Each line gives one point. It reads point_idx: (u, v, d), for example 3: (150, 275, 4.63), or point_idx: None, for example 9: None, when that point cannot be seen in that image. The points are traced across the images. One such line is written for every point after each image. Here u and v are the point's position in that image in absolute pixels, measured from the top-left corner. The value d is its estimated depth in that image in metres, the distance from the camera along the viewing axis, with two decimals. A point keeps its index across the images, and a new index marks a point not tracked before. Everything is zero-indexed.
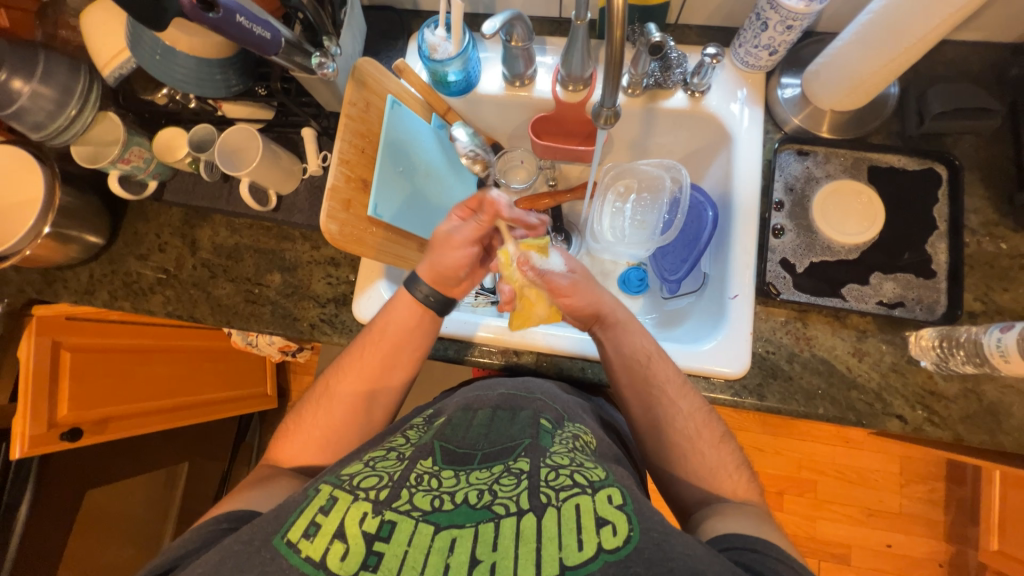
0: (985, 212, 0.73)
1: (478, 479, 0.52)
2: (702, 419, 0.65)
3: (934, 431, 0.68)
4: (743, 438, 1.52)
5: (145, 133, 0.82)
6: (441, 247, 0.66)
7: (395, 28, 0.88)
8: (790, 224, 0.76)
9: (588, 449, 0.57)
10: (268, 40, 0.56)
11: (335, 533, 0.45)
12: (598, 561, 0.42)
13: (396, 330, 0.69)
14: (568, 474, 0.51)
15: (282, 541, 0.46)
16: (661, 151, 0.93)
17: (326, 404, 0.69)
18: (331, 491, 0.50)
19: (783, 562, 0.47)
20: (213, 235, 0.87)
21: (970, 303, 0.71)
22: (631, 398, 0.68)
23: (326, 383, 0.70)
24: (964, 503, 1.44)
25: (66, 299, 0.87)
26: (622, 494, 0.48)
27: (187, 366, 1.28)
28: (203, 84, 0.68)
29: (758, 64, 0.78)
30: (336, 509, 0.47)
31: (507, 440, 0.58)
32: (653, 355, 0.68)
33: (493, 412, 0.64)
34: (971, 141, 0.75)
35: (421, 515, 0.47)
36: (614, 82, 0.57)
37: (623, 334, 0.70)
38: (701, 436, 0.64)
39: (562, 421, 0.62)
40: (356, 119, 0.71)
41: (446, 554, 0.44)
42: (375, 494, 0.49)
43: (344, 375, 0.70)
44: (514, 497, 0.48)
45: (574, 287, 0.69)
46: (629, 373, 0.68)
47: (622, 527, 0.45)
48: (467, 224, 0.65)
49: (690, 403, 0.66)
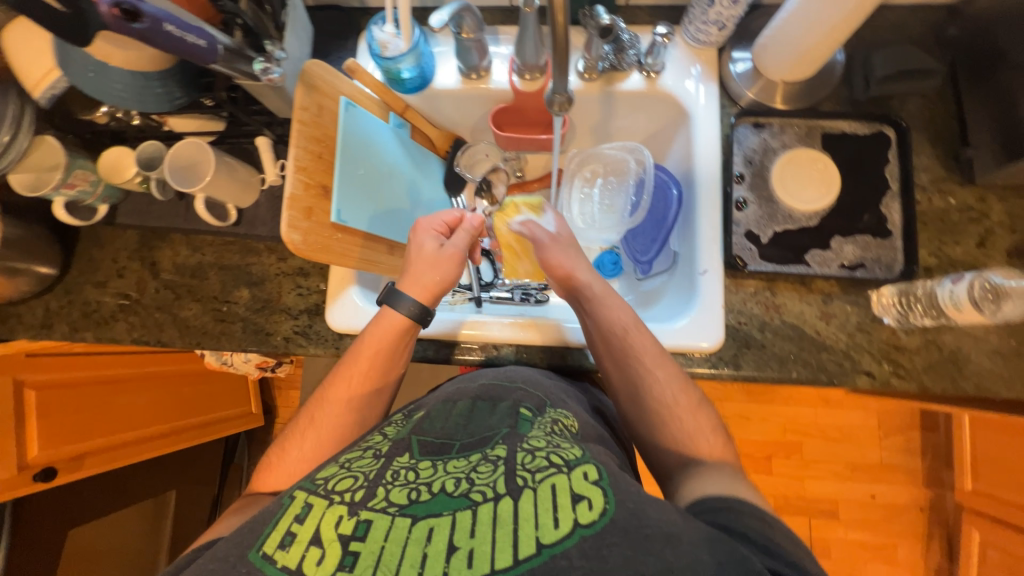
0: (933, 170, 0.76)
1: (455, 468, 0.51)
2: (679, 386, 0.66)
3: (901, 383, 0.71)
4: (728, 409, 1.56)
5: (89, 156, 0.79)
6: (432, 263, 0.72)
7: (343, 28, 0.85)
8: (753, 196, 0.77)
9: (566, 430, 0.58)
10: (205, 47, 0.54)
11: (312, 539, 0.45)
12: (575, 537, 0.43)
13: (379, 350, 0.69)
14: (544, 455, 0.51)
15: (259, 555, 0.45)
16: (624, 134, 0.93)
17: (314, 437, 0.66)
18: (306, 498, 0.49)
19: (755, 516, 0.49)
20: (174, 255, 0.84)
21: (925, 258, 0.74)
22: (609, 365, 0.70)
23: (312, 417, 0.67)
24: (938, 448, 1.51)
25: (22, 335, 0.83)
26: (597, 469, 0.49)
27: (163, 391, 1.24)
28: (144, 99, 0.65)
29: (709, 40, 0.79)
30: (311, 516, 0.47)
31: (485, 429, 0.58)
32: (629, 328, 0.70)
33: (471, 403, 0.63)
34: (916, 102, 0.78)
35: (398, 510, 0.47)
36: (563, 67, 0.56)
37: (601, 308, 0.72)
38: (679, 403, 0.65)
39: (543, 407, 0.63)
40: (309, 124, 0.70)
41: (423, 544, 0.44)
42: (351, 497, 0.48)
43: (329, 406, 0.67)
44: (490, 484, 0.48)
45: (548, 243, 0.77)
46: (606, 344, 0.70)
47: (598, 501, 0.46)
48: (459, 238, 0.75)
49: (667, 372, 0.67)
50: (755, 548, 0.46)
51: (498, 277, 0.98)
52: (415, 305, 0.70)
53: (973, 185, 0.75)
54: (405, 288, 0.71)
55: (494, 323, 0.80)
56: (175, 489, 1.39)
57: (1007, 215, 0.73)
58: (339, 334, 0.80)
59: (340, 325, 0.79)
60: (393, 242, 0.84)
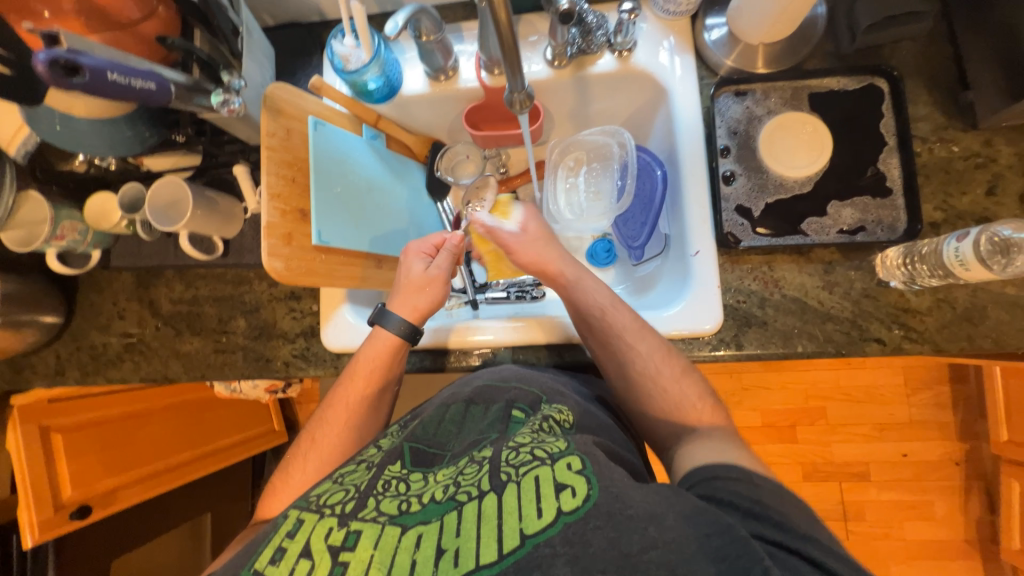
0: (933, 118, 0.71)
1: (444, 476, 0.52)
2: (663, 357, 0.66)
3: (914, 346, 0.68)
4: (746, 379, 1.54)
5: (75, 204, 0.80)
6: (417, 286, 0.74)
7: (305, 45, 0.84)
8: (741, 168, 0.74)
9: (556, 426, 0.57)
10: (155, 90, 0.53)
11: (301, 552, 0.46)
12: (558, 526, 0.43)
13: (376, 369, 0.72)
14: (528, 450, 0.51)
15: (251, 574, 0.46)
16: (603, 117, 0.90)
17: (316, 457, 0.67)
18: (297, 514, 0.49)
19: (744, 481, 0.49)
20: (170, 292, 0.85)
21: (930, 213, 0.70)
22: (595, 347, 0.71)
23: (314, 439, 0.69)
24: (970, 400, 1.47)
25: (38, 384, 0.86)
26: (581, 459, 0.48)
27: (185, 420, 1.27)
28: (116, 145, 0.66)
29: (679, 10, 0.75)
30: (301, 531, 0.47)
31: (475, 435, 0.59)
32: (606, 308, 0.71)
33: (464, 409, 0.64)
34: (909, 48, 0.73)
35: (388, 518, 0.48)
36: (514, 67, 0.55)
37: (578, 292, 0.73)
38: (663, 374, 0.66)
39: (537, 405, 0.62)
40: (279, 149, 0.69)
41: (412, 550, 0.45)
42: (341, 508, 0.49)
43: (329, 427, 0.70)
44: (475, 483, 0.49)
45: (517, 245, 0.77)
46: (588, 327, 0.72)
47: (580, 488, 0.45)
48: (438, 257, 0.76)
49: (649, 344, 0.67)
50: (742, 517, 0.46)
51: (492, 277, 0.97)
52: (402, 324, 0.72)
53: (978, 130, 0.70)
54: (394, 310, 0.74)
55: (488, 327, 0.79)
56: (211, 511, 1.44)
57: (1017, 157, 0.69)
58: (336, 354, 0.81)
59: (337, 345, 0.80)
60: (379, 256, 0.83)
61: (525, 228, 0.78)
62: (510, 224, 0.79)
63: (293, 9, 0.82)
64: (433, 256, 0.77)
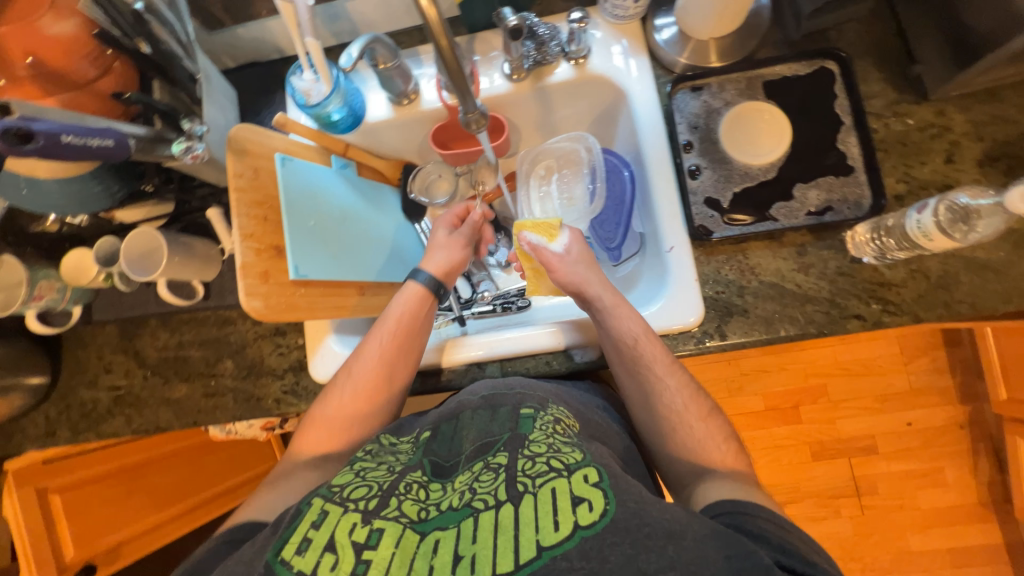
0: (885, 94, 0.73)
1: (461, 483, 0.55)
2: (690, 394, 0.66)
3: (894, 319, 0.69)
4: (744, 365, 1.55)
5: (52, 263, 0.80)
6: (445, 247, 0.83)
7: (267, 84, 0.86)
8: (705, 161, 0.75)
9: (569, 429, 0.60)
10: (113, 146, 0.54)
11: (327, 546, 0.48)
12: (575, 539, 0.45)
13: (410, 321, 0.76)
14: (544, 460, 0.53)
15: (277, 559, 0.48)
16: (569, 123, 0.91)
17: (351, 389, 0.71)
18: (323, 505, 0.52)
19: (770, 520, 0.49)
20: (155, 341, 0.85)
21: (893, 186, 0.71)
22: (623, 376, 0.69)
23: (350, 371, 0.73)
24: (967, 362, 1.48)
25: (30, 447, 0.85)
26: (598, 471, 0.51)
27: (189, 466, 1.26)
28: (85, 202, 0.66)
29: (628, 14, 0.77)
30: (326, 523, 0.50)
31: (486, 435, 0.61)
32: (640, 338, 0.68)
33: (474, 412, 0.66)
34: (853, 28, 0.75)
35: (409, 521, 0.51)
36: (460, 87, 0.58)
37: (611, 318, 0.71)
38: (689, 411, 0.65)
39: (544, 404, 0.65)
40: (248, 189, 0.69)
41: (430, 556, 0.47)
42: (365, 505, 0.52)
43: (365, 360, 0.73)
44: (491, 492, 0.51)
45: (558, 265, 0.77)
46: (617, 353, 0.70)
47: (598, 503, 0.47)
48: (461, 226, 0.86)
49: (678, 378, 0.66)
50: (771, 548, 0.47)
51: (477, 291, 0.98)
52: (432, 279, 0.79)
53: (930, 101, 0.72)
54: (424, 266, 0.81)
55: (478, 343, 0.80)
56: None
57: (970, 123, 0.70)
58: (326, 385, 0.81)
59: (325, 377, 0.80)
60: (361, 282, 0.84)
61: (570, 250, 0.79)
62: (557, 245, 0.79)
63: (251, 49, 0.85)
64: (456, 228, 0.87)
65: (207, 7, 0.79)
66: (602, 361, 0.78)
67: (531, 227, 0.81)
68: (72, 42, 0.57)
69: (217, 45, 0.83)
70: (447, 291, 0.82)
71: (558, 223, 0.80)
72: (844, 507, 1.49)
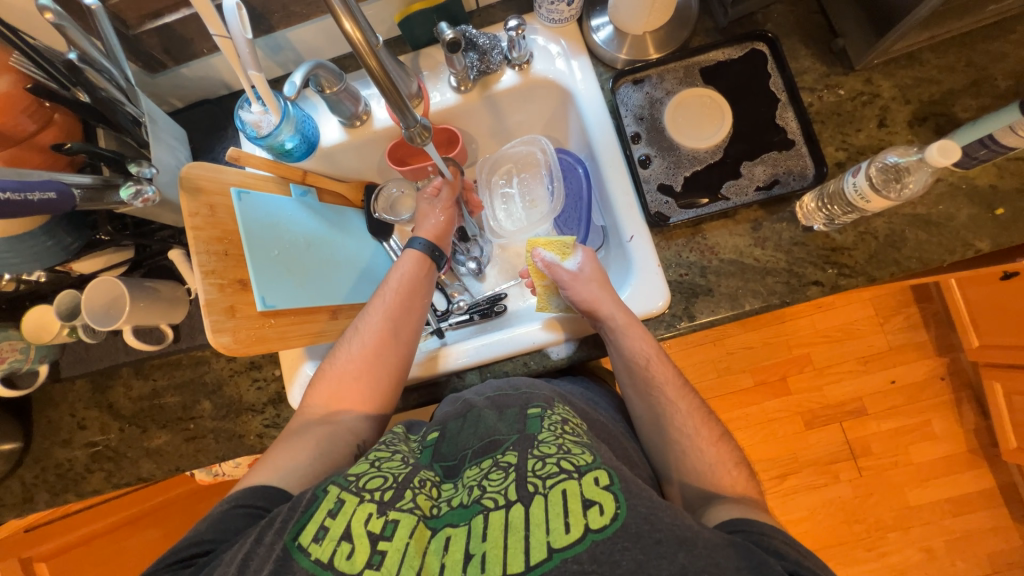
0: (816, 68, 0.76)
1: (471, 479, 0.58)
2: (702, 418, 0.68)
3: (850, 281, 0.71)
4: (727, 345, 1.57)
5: (14, 323, 0.78)
6: (431, 214, 0.84)
7: (220, 120, 0.87)
8: (653, 150, 0.77)
9: (577, 427, 0.62)
10: (56, 198, 0.54)
11: (343, 534, 0.50)
12: (587, 542, 0.47)
13: (411, 282, 0.78)
14: (554, 462, 0.55)
15: (295, 544, 0.50)
16: (523, 127, 0.94)
17: (359, 341, 0.73)
18: (338, 494, 0.55)
19: (787, 542, 0.51)
20: (128, 391, 0.84)
21: (832, 154, 0.74)
22: (633, 395, 0.72)
23: (357, 328, 0.75)
24: (939, 315, 1.52)
25: (6, 516, 0.82)
26: (609, 474, 0.52)
27: (183, 515, 1.18)
28: (42, 257, 0.66)
29: (564, 17, 0.79)
30: (342, 512, 0.52)
31: (495, 432, 0.63)
32: (652, 359, 0.70)
33: (483, 410, 0.68)
34: (779, 10, 0.79)
35: (422, 515, 0.54)
36: (399, 104, 0.60)
37: (624, 338, 0.71)
38: (700, 435, 0.66)
39: (550, 403, 0.67)
40: (205, 227, 0.67)
41: (441, 553, 0.50)
42: (379, 495, 0.54)
43: (371, 317, 0.75)
44: (503, 491, 0.53)
45: (571, 283, 0.75)
46: (629, 375, 0.71)
47: (609, 506, 0.49)
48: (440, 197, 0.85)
49: (689, 404, 0.69)
50: (789, 565, 0.48)
51: (453, 303, 0.96)
52: (427, 244, 0.81)
53: (856, 71, 0.75)
54: (417, 234, 0.83)
55: (465, 349, 0.80)
56: None
57: (896, 88, 0.74)
58: None
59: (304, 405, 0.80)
60: (334, 306, 0.84)
61: (583, 268, 0.77)
62: (571, 262, 0.77)
63: (199, 85, 0.86)
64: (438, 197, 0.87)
65: (147, 50, 0.77)
66: (582, 355, 0.79)
67: (544, 244, 0.80)
68: (9, 99, 0.57)
69: (163, 86, 0.84)
70: (444, 255, 0.84)
71: (572, 242, 0.79)
72: (843, 471, 1.51)
